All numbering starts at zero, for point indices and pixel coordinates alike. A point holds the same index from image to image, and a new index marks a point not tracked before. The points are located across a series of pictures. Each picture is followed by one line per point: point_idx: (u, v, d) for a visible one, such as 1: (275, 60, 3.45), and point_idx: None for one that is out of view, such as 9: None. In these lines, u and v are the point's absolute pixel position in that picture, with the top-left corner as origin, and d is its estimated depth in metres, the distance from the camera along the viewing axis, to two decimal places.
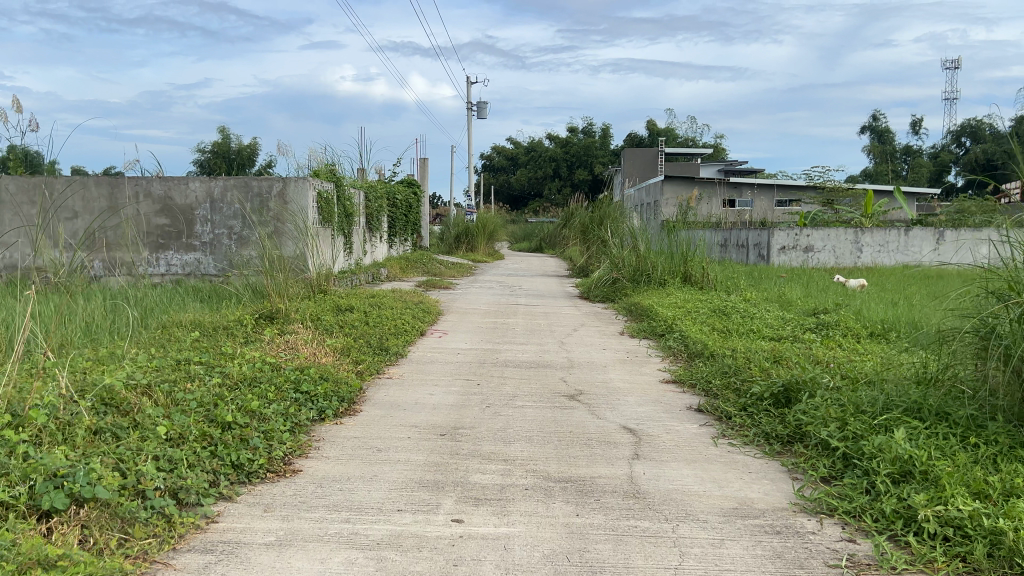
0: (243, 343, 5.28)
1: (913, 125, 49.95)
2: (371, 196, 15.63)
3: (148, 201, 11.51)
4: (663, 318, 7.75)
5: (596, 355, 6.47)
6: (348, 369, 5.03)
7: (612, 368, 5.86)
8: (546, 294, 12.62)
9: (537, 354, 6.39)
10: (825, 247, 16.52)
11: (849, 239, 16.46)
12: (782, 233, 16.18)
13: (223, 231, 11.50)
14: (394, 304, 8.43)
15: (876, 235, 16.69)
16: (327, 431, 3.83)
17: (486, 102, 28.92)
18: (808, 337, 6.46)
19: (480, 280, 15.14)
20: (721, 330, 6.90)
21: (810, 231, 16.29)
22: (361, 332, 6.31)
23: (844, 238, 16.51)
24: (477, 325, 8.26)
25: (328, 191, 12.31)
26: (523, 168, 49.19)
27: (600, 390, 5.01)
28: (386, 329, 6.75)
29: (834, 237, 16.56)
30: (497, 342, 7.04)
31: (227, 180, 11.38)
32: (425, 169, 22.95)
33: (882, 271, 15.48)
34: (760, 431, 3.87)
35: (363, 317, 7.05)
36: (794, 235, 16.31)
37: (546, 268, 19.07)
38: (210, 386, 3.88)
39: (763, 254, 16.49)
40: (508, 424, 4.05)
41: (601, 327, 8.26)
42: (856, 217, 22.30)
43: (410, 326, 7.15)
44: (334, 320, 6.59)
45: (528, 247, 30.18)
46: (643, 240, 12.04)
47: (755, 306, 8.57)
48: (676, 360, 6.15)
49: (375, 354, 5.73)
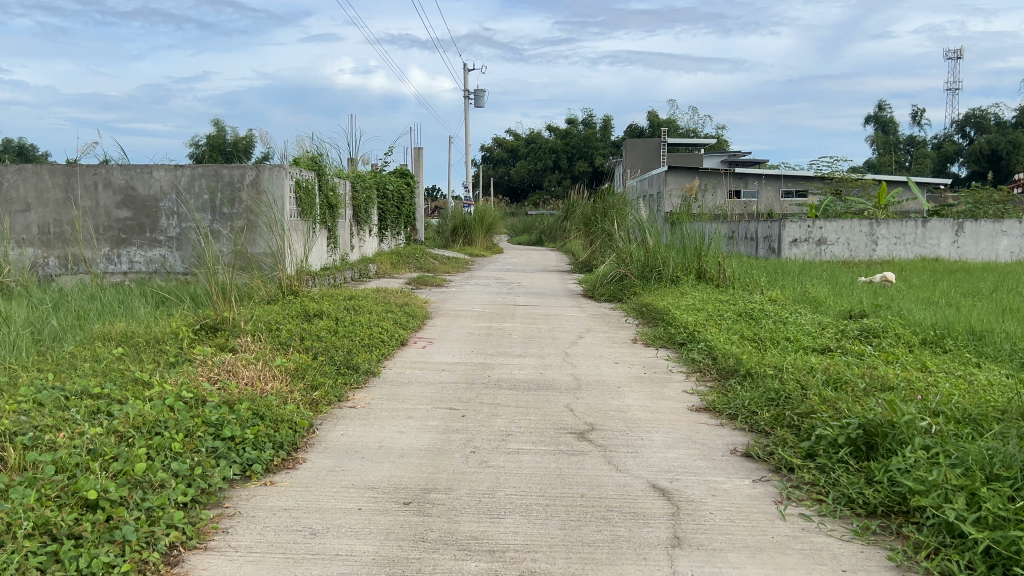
0: (169, 366, 4.24)
1: (915, 115, 48.88)
2: (358, 186, 14.56)
3: (108, 192, 10.41)
4: (681, 324, 6.71)
5: (607, 372, 5.42)
6: (297, 398, 3.99)
7: (629, 390, 4.81)
8: (546, 292, 11.54)
9: (537, 371, 5.35)
10: (839, 240, 15.45)
11: (867, 231, 15.38)
12: (794, 224, 15.17)
13: (190, 224, 10.42)
14: (374, 307, 7.38)
15: (893, 227, 15.57)
16: (246, 500, 2.80)
17: (484, 90, 27.87)
18: (857, 349, 5.42)
19: (476, 276, 14.11)
20: (753, 341, 5.87)
21: (823, 223, 15.23)
22: (325, 345, 5.26)
23: (861, 230, 15.41)
24: (468, 332, 7.21)
25: (308, 180, 11.25)
26: (523, 160, 48.04)
27: (618, 423, 3.98)
28: (357, 339, 5.69)
29: (849, 229, 15.48)
30: (490, 354, 5.98)
31: (195, 168, 10.33)
32: (420, 160, 21.89)
33: (903, 266, 14.40)
34: (841, 495, 2.85)
35: (331, 325, 6.00)
36: (807, 227, 15.28)
37: (547, 262, 18.05)
38: (88, 437, 2.86)
39: (774, 247, 15.52)
40: (499, 483, 3.01)
41: (610, 334, 7.21)
42: (870, 209, 21.22)
43: (387, 336, 6.08)
44: (294, 330, 5.54)
45: (528, 240, 29.09)
46: (651, 234, 10.99)
47: (782, 309, 7.53)
48: (706, 380, 5.11)
49: (337, 374, 4.68)
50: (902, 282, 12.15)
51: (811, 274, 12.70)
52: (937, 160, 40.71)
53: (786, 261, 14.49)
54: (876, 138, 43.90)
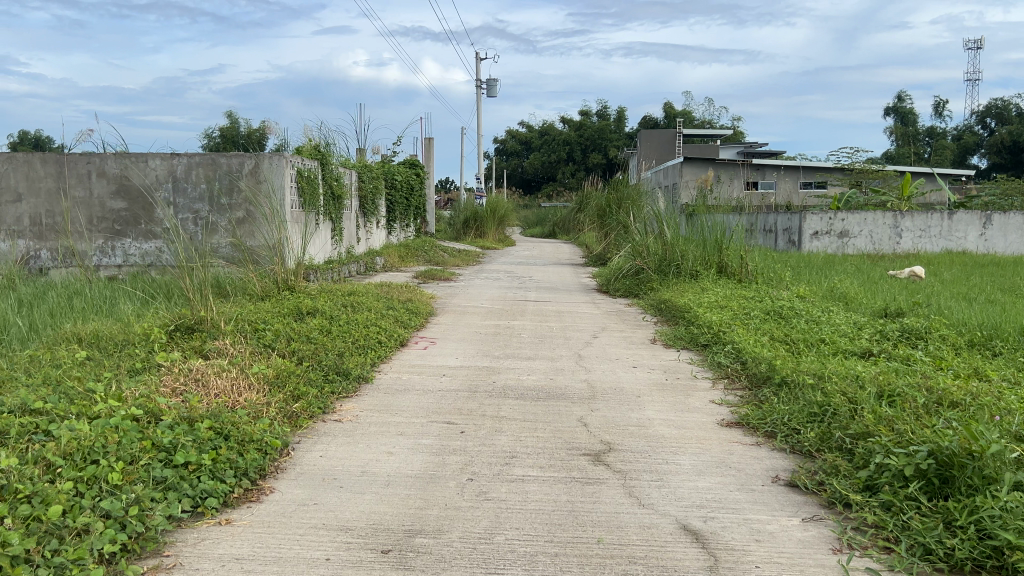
0: (130, 375, 3.76)
1: (936, 107, 47.95)
2: (364, 177, 14.07)
3: (102, 181, 9.96)
4: (705, 323, 6.18)
5: (625, 378, 4.91)
6: (271, 413, 3.51)
7: (649, 400, 4.30)
8: (558, 287, 11.04)
9: (548, 376, 4.85)
10: (862, 233, 14.83)
11: (891, 223, 14.74)
12: (816, 216, 14.56)
13: (187, 215, 9.96)
14: (374, 304, 6.89)
15: (918, 219, 14.92)
16: (191, 547, 2.31)
17: (496, 79, 27.32)
18: (903, 355, 4.89)
19: (486, 270, 13.61)
20: (787, 345, 5.34)
21: (846, 214, 14.61)
22: (314, 347, 4.78)
23: (885, 222, 14.78)
24: (474, 330, 6.71)
25: (310, 170, 10.76)
26: (536, 152, 47.44)
27: (639, 442, 3.48)
28: (351, 340, 5.20)
29: (872, 221, 14.85)
30: (496, 356, 5.47)
31: (192, 157, 9.85)
32: (430, 150, 21.38)
33: (930, 259, 13.78)
34: (916, 545, 2.35)
35: (324, 324, 5.51)
36: (828, 219, 14.67)
37: (559, 255, 17.53)
38: (4, 468, 2.38)
39: (794, 240, 14.93)
40: (499, 524, 2.51)
41: (627, 334, 6.69)
42: (893, 200, 20.56)
43: (385, 337, 5.59)
44: (282, 330, 5.06)
45: (541, 233, 28.55)
46: (670, 226, 10.44)
47: (811, 306, 7.00)
48: (736, 390, 4.60)
49: (323, 381, 4.19)
50: (932, 277, 11.55)
51: (836, 268, 12.11)
52: (956, 152, 39.85)
53: (808, 255, 13.90)
54: (894, 128, 43.00)
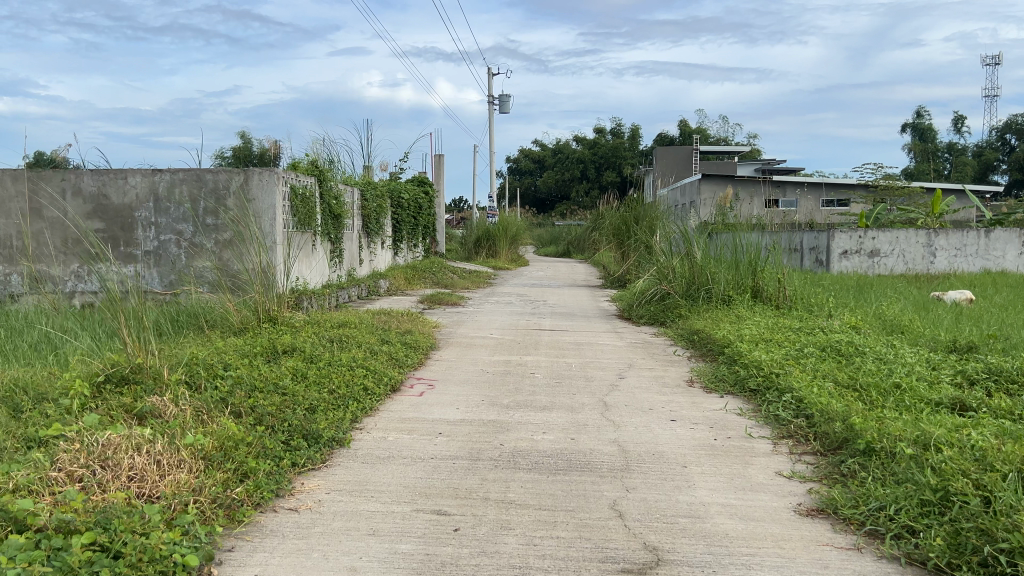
0: (21, 452, 2.88)
1: (955, 123, 46.94)
2: (368, 195, 13.22)
3: (78, 200, 9.19)
4: (751, 362, 5.26)
5: (664, 437, 3.98)
6: (195, 509, 2.62)
7: (700, 474, 3.38)
8: (575, 312, 10.13)
9: (569, 437, 3.92)
10: (893, 252, 13.77)
11: (925, 242, 13.71)
12: (845, 234, 13.52)
13: (169, 237, 9.12)
14: (366, 338, 5.98)
15: (953, 237, 13.91)
16: None
17: (508, 94, 26.56)
18: (1010, 410, 3.94)
19: (497, 293, 12.71)
20: (857, 397, 4.42)
21: (877, 233, 13.57)
22: (281, 400, 3.89)
23: (919, 241, 13.75)
24: (481, 369, 5.80)
25: (306, 187, 9.90)
26: (550, 171, 46.68)
27: (698, 549, 2.56)
28: (328, 390, 4.29)
29: (904, 239, 13.81)
30: (506, 406, 4.56)
31: (175, 173, 9.03)
32: (441, 168, 20.57)
33: (970, 280, 12.76)
34: None
35: (299, 368, 4.61)
36: (858, 238, 13.61)
37: (575, 276, 16.62)
38: None
39: (820, 260, 13.88)
40: None
41: (658, 373, 5.76)
42: (922, 218, 19.58)
43: (372, 382, 4.69)
44: (246, 377, 4.19)
45: (555, 252, 27.63)
46: (697, 246, 9.51)
47: (868, 340, 6.06)
48: (806, 457, 3.68)
49: (281, 451, 3.31)
50: (983, 301, 10.56)
51: (875, 291, 11.14)
52: (977, 169, 38.81)
53: (840, 276, 12.89)
54: (914, 144, 41.97)
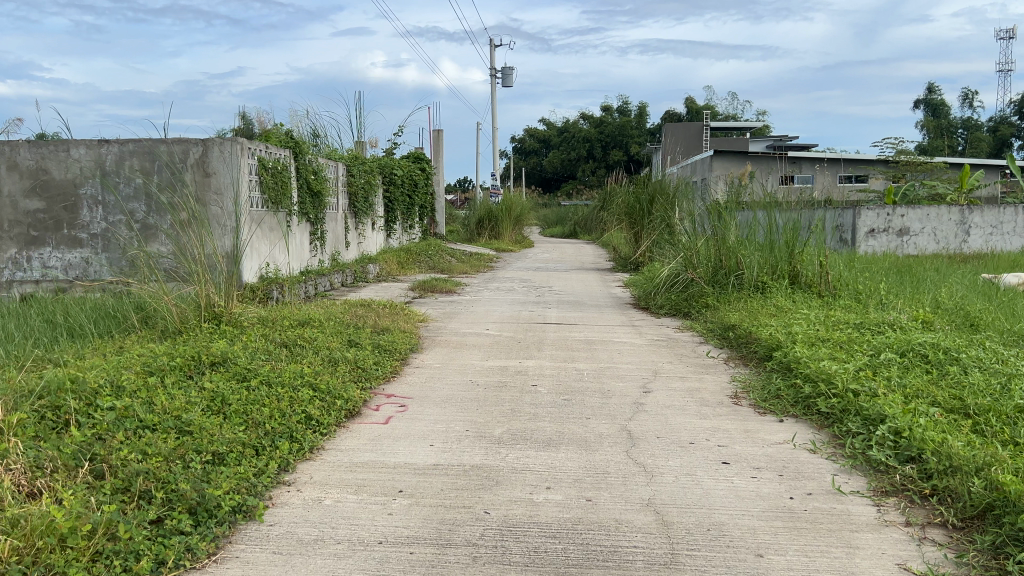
0: None
1: (964, 99, 45.48)
2: (355, 170, 11.98)
3: (15, 176, 8.04)
4: (816, 373, 4.08)
5: (719, 495, 2.80)
6: None
7: (787, 571, 2.22)
8: (584, 301, 8.94)
9: (582, 497, 2.73)
10: (922, 231, 12.43)
11: (959, 220, 12.39)
12: (871, 211, 12.13)
13: (118, 218, 7.92)
14: (328, 342, 4.81)
15: (988, 214, 12.61)
16: None
17: (512, 67, 25.23)
18: None
19: (498, 278, 11.53)
20: (974, 428, 3.24)
21: (906, 209, 12.20)
22: (174, 448, 2.74)
23: (951, 218, 12.43)
24: (471, 380, 4.62)
25: (279, 160, 8.68)
26: (556, 150, 45.32)
27: None
28: (250, 429, 3.12)
29: (935, 216, 12.45)
30: (498, 440, 3.39)
31: (123, 145, 7.82)
32: (439, 144, 19.32)
33: (1013, 260, 11.49)
34: None
35: (218, 393, 3.43)
36: (886, 214, 12.20)
37: (582, 259, 15.41)
38: None
39: (844, 239, 12.43)
40: None
41: (692, 384, 4.58)
42: (950, 195, 18.30)
43: (318, 409, 3.51)
44: (136, 411, 3.05)
45: (561, 233, 26.38)
46: (725, 223, 8.28)
47: (952, 340, 4.85)
48: (933, 532, 2.51)
49: (143, 541, 2.16)
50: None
51: (918, 275, 9.89)
52: (993, 144, 37.44)
53: (871, 256, 11.53)
54: (927, 120, 40.50)
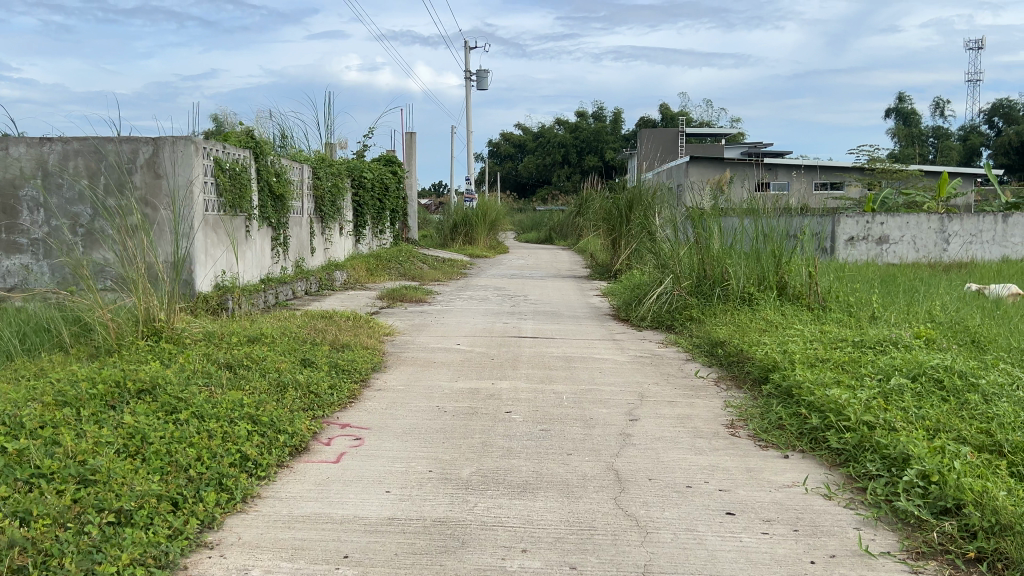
0: None
1: (935, 108, 45.76)
2: (322, 172, 11.43)
3: None
4: (822, 402, 3.64)
5: (727, 559, 2.35)
6: None
7: None
8: (562, 312, 8.48)
9: (564, 566, 2.26)
10: (901, 239, 12.10)
11: (938, 228, 12.06)
12: (851, 219, 11.76)
13: (61, 221, 7.36)
14: (278, 361, 4.31)
15: (967, 222, 12.32)
16: None
17: (487, 70, 24.77)
18: None
19: (471, 286, 11.06)
20: (1012, 472, 2.81)
21: (886, 217, 11.85)
22: (67, 508, 2.24)
23: (931, 226, 12.10)
24: (438, 406, 4.13)
25: (238, 161, 8.14)
26: (531, 155, 44.93)
27: None
28: (169, 476, 2.63)
29: (914, 224, 12.12)
30: (466, 485, 2.91)
31: (67, 142, 7.24)
32: (412, 147, 18.80)
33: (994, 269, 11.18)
34: None
35: (136, 430, 2.93)
36: (866, 222, 11.84)
37: (558, 266, 15.00)
38: None
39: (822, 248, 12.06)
40: None
41: (682, 410, 4.13)
42: (928, 203, 18.11)
43: (257, 449, 3.02)
44: (30, 457, 2.54)
45: (537, 239, 25.94)
46: (708, 231, 7.86)
47: (961, 360, 4.43)
48: None
49: None
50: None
51: (903, 285, 9.52)
52: (963, 153, 37.61)
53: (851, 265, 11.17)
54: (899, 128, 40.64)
